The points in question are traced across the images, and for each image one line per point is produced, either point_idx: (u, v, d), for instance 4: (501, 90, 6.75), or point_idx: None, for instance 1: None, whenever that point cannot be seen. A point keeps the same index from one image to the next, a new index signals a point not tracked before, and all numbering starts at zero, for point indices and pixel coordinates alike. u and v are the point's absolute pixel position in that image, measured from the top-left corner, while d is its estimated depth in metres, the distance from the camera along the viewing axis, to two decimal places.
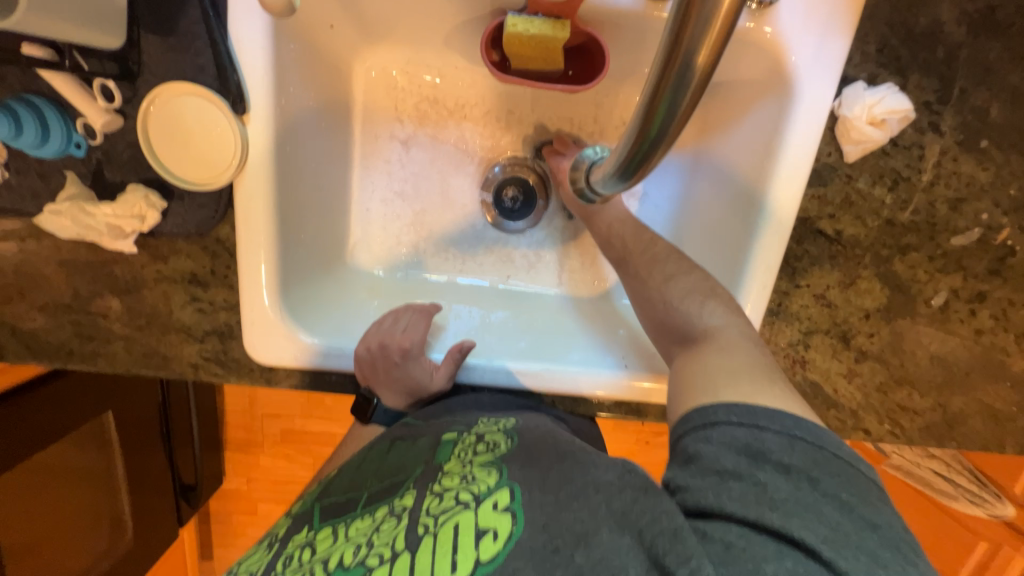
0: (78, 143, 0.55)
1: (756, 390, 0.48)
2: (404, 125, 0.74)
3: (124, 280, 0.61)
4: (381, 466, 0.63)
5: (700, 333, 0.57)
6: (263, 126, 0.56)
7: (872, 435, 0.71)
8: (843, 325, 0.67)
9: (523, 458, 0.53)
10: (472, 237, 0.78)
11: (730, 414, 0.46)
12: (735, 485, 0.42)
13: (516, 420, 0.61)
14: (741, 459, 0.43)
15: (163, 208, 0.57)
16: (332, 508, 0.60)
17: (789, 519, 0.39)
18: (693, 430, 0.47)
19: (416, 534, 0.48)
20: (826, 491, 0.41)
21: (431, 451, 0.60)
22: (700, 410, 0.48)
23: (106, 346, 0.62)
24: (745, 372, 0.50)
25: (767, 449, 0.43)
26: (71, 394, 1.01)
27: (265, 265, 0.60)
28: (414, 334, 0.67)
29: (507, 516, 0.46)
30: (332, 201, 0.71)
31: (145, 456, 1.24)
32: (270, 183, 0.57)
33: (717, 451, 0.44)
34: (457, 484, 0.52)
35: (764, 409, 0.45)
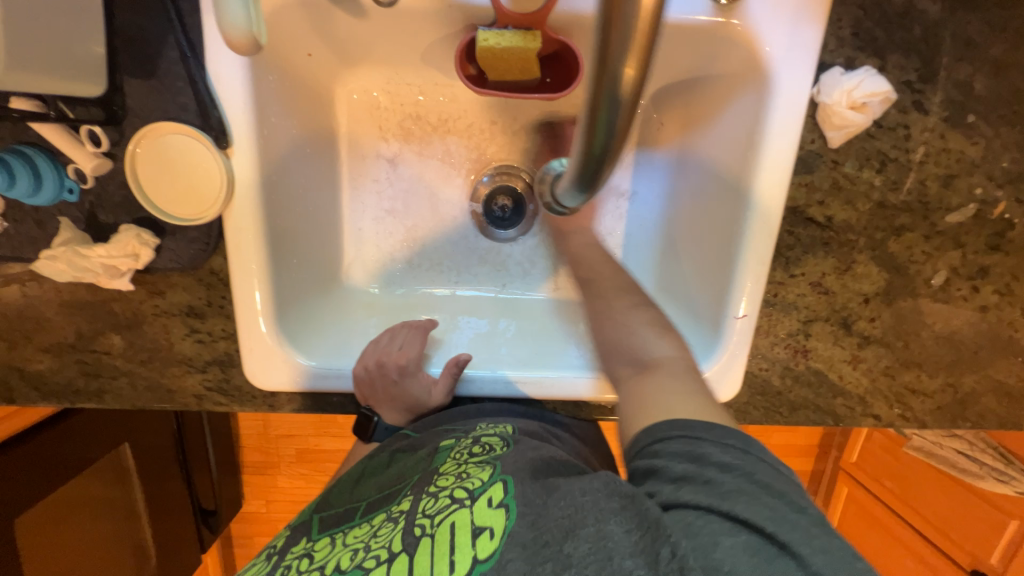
0: (71, 188, 0.56)
1: (703, 412, 0.47)
2: (389, 143, 0.75)
3: (124, 317, 0.62)
4: (382, 477, 0.64)
5: (649, 360, 0.54)
6: (247, 158, 0.57)
7: (883, 420, 0.71)
8: (843, 311, 0.67)
9: (517, 454, 0.54)
10: (465, 249, 0.78)
11: (671, 428, 0.45)
12: (685, 488, 0.41)
13: (513, 426, 0.62)
14: (687, 465, 0.43)
15: (156, 244, 0.58)
16: (329, 518, 0.61)
17: (739, 504, 0.40)
18: (642, 450, 0.46)
19: (412, 536, 0.49)
20: (765, 483, 0.41)
21: (428, 458, 0.61)
22: (647, 430, 0.47)
23: (110, 382, 0.64)
24: (694, 398, 0.49)
25: (706, 453, 0.43)
26: (86, 429, 1.03)
27: (259, 293, 0.61)
28: (409, 351, 0.68)
29: (501, 511, 0.46)
30: (323, 223, 0.72)
31: (163, 483, 1.26)
32: (257, 213, 0.58)
33: (668, 461, 0.43)
34: (452, 483, 0.53)
35: (702, 421, 0.45)
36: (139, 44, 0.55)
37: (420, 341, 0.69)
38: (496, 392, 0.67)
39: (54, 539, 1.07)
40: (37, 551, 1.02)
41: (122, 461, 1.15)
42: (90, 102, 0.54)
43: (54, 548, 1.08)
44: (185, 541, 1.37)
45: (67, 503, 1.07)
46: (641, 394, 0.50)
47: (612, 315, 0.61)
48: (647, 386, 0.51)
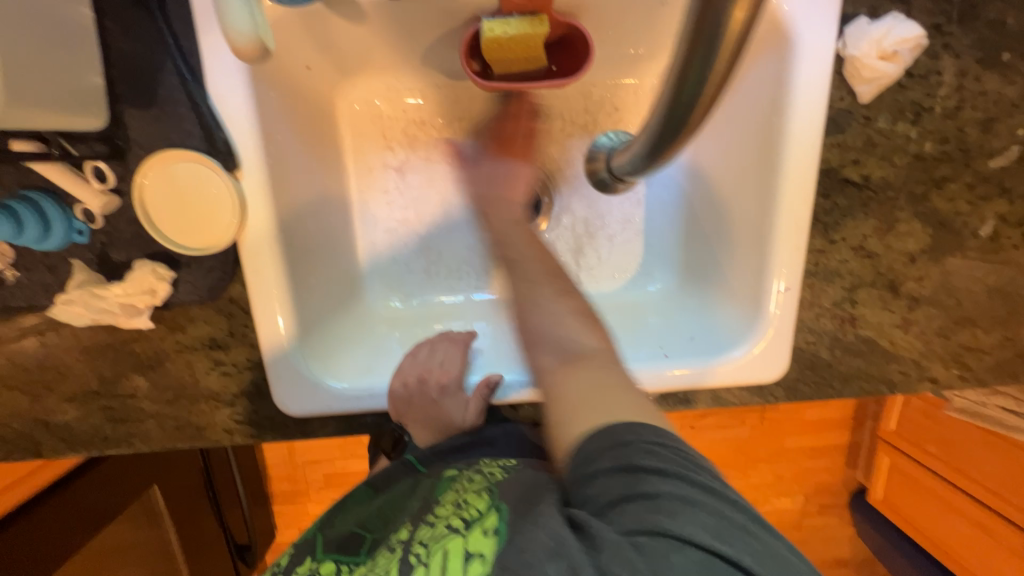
0: (81, 229, 0.54)
1: (614, 404, 0.47)
2: (395, 152, 0.74)
3: (146, 357, 0.60)
4: (389, 507, 0.60)
5: (578, 351, 0.51)
6: (257, 179, 0.55)
7: (941, 383, 0.68)
8: (888, 274, 0.64)
9: (516, 484, 0.50)
10: (482, 252, 0.76)
11: (603, 442, 0.44)
12: (620, 505, 0.41)
13: (516, 460, 0.57)
14: (620, 475, 0.42)
15: (172, 278, 0.56)
16: (333, 539, 0.59)
17: (682, 524, 0.39)
18: (574, 471, 0.45)
19: (407, 564, 0.46)
20: (697, 480, 0.42)
21: (433, 488, 0.58)
22: (576, 453, 0.45)
23: (139, 426, 0.62)
24: (614, 390, 0.48)
25: (625, 455, 0.43)
26: (115, 478, 1.01)
27: (283, 318, 0.59)
28: (452, 367, 0.67)
29: (491, 534, 0.43)
30: (336, 241, 0.70)
31: (195, 525, 1.24)
32: (273, 236, 0.56)
33: (605, 481, 0.42)
34: (449, 513, 0.49)
35: (626, 422, 0.44)
36: (138, 73, 0.53)
37: (462, 358, 0.68)
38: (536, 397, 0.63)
39: None
40: None
41: (153, 502, 1.12)
42: (91, 138, 0.52)
43: None
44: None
45: (103, 554, 1.05)
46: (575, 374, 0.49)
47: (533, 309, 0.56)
48: (578, 375, 0.49)
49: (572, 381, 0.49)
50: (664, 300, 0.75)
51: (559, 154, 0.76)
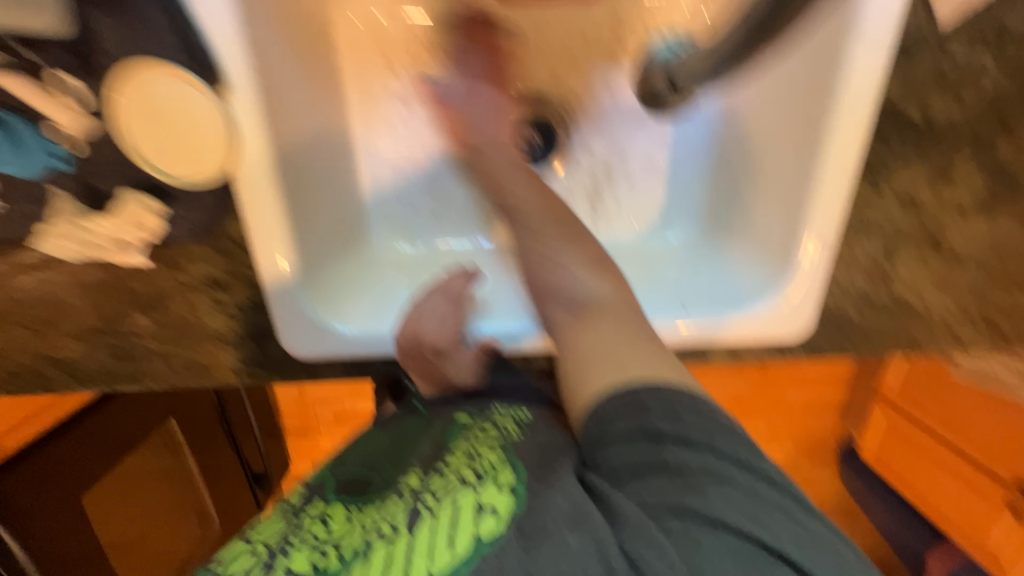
0: (62, 156, 0.50)
1: (625, 362, 0.49)
2: (400, 78, 0.69)
3: (146, 295, 0.57)
4: (394, 441, 0.57)
5: (592, 303, 0.54)
6: (249, 103, 0.49)
7: (967, 345, 0.65)
8: (934, 228, 0.59)
9: (533, 443, 0.50)
10: (491, 196, 0.69)
11: (614, 405, 0.46)
12: (646, 476, 0.44)
13: (530, 411, 0.56)
14: (645, 445, 0.44)
15: (166, 213, 0.52)
16: (337, 476, 0.53)
17: (709, 502, 0.41)
18: (590, 436, 0.47)
19: (415, 514, 0.44)
20: (725, 454, 0.43)
21: (443, 430, 0.55)
22: (591, 416, 0.48)
23: (146, 364, 0.61)
24: (637, 340, 0.51)
25: (647, 424, 0.44)
26: (125, 410, 1.04)
27: (285, 258, 0.56)
28: (448, 331, 0.60)
29: (509, 496, 0.44)
30: (338, 178, 0.66)
31: (213, 453, 1.31)
32: (270, 169, 0.52)
33: (625, 447, 0.45)
34: (461, 465, 0.48)
35: (643, 389, 0.46)
36: None
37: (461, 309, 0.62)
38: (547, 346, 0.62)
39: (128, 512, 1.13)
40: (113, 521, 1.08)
41: (172, 433, 1.17)
42: (62, 48, 0.47)
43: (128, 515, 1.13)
44: (244, 501, 1.45)
45: (132, 481, 1.11)
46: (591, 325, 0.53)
47: (549, 259, 0.58)
48: (594, 329, 0.52)
49: (586, 340, 0.52)
50: (683, 251, 0.70)
51: (580, 85, 0.71)
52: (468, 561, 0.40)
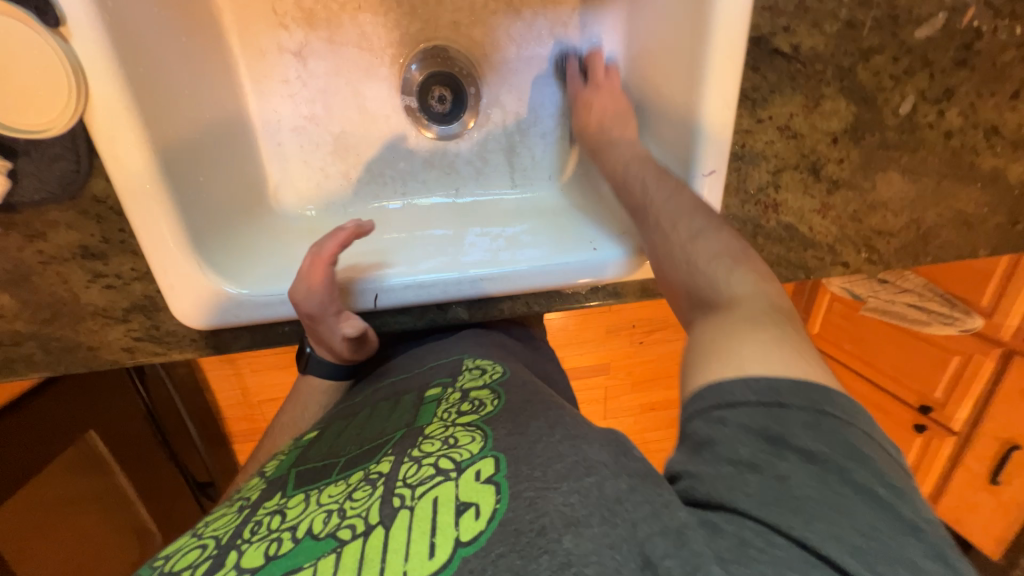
0: None
1: (777, 355, 0.42)
2: (291, 31, 0.66)
3: (4, 270, 0.52)
4: (369, 429, 0.59)
5: (722, 300, 0.49)
6: (89, 39, 0.44)
7: (851, 267, 0.71)
8: (812, 155, 0.63)
9: (509, 424, 0.49)
10: (406, 153, 0.75)
11: (749, 391, 0.40)
12: (724, 465, 0.38)
13: (502, 372, 0.64)
14: (763, 445, 0.38)
15: (8, 169, 0.47)
16: (307, 473, 0.54)
17: (807, 524, 0.33)
18: (703, 409, 0.41)
19: (391, 507, 0.42)
20: (857, 485, 0.35)
21: (413, 413, 0.59)
22: (714, 386, 0.42)
23: (18, 350, 0.55)
24: (776, 340, 0.43)
25: (773, 425, 0.38)
26: (46, 415, 0.93)
27: (163, 217, 0.52)
28: (315, 296, 0.58)
29: (490, 487, 0.41)
30: (236, 139, 0.65)
31: (151, 467, 1.22)
32: (130, 114, 0.47)
33: (733, 437, 0.38)
34: (438, 450, 0.47)
35: (790, 384, 0.40)
36: None
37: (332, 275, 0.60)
38: (461, 295, 0.63)
39: (43, 539, 1.01)
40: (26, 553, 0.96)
41: (94, 447, 1.07)
42: None
43: (43, 543, 1.01)
44: (187, 511, 1.37)
45: (43, 510, 1.00)
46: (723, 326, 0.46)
47: (677, 247, 0.55)
48: (732, 324, 0.46)
49: (718, 334, 0.46)
50: (594, 196, 0.75)
51: (483, 37, 0.72)
52: (450, 561, 0.36)
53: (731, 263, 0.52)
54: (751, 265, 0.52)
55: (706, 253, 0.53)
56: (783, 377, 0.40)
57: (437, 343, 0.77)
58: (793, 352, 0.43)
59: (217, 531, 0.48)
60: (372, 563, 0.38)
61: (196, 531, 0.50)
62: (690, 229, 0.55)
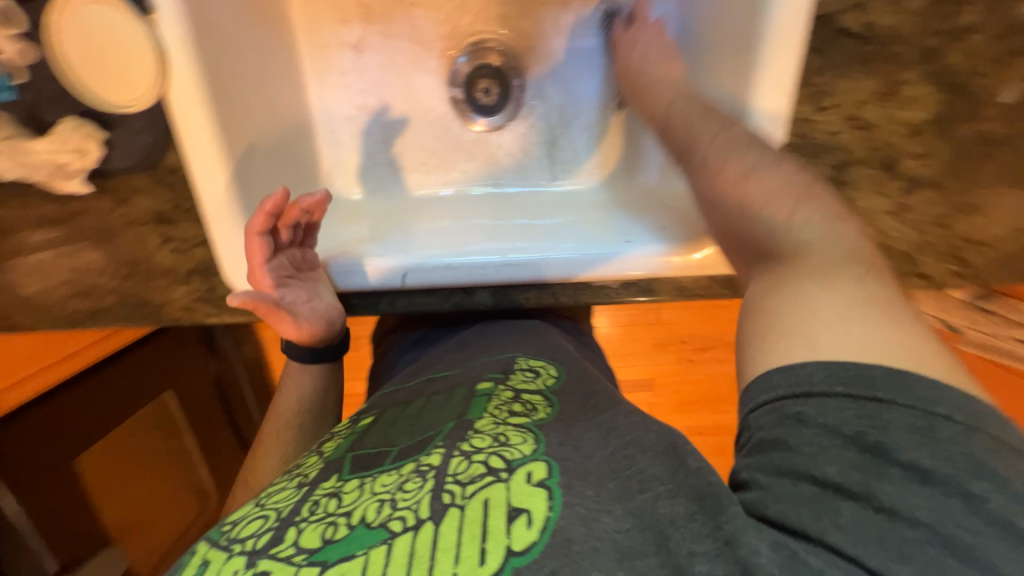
0: (4, 85, 0.52)
1: (856, 327, 0.38)
2: (351, 27, 0.70)
3: (97, 229, 0.60)
4: (420, 419, 0.60)
5: (786, 248, 0.45)
6: (174, 24, 0.50)
7: (934, 281, 0.62)
8: (885, 148, 0.57)
9: (563, 433, 0.51)
10: (450, 144, 0.77)
11: (833, 382, 0.36)
12: (804, 483, 0.36)
13: (558, 368, 0.66)
14: (853, 456, 0.35)
15: (105, 138, 0.54)
16: (360, 459, 0.55)
17: (906, 560, 0.31)
18: (779, 403, 0.38)
19: (441, 502, 0.44)
20: (975, 505, 0.31)
21: (463, 405, 0.59)
22: (785, 370, 0.38)
23: (100, 302, 0.63)
24: (857, 314, 0.39)
25: (862, 429, 0.35)
26: (133, 371, 1.04)
27: (223, 187, 0.57)
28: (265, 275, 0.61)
29: (542, 492, 0.43)
30: (296, 123, 0.70)
31: (213, 432, 1.33)
32: (202, 92, 0.53)
33: (818, 446, 0.35)
34: (487, 448, 0.48)
35: (884, 374, 0.36)
36: None
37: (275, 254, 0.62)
38: (474, 279, 0.64)
39: (121, 488, 1.14)
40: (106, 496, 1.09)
41: (169, 409, 1.19)
42: None
43: (121, 491, 1.14)
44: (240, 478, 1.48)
45: (122, 461, 1.12)
46: (783, 283, 0.43)
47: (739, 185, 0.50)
48: (797, 282, 0.42)
49: (779, 299, 0.42)
50: (636, 194, 0.75)
51: (531, 29, 0.73)
52: (500, 569, 0.38)
53: (794, 204, 0.47)
54: (819, 206, 0.47)
55: (761, 195, 0.48)
56: (850, 365, 0.36)
57: (469, 329, 0.80)
58: (877, 324, 0.38)
59: (280, 504, 0.51)
60: (423, 558, 0.40)
61: (261, 502, 0.53)
62: (738, 170, 0.50)
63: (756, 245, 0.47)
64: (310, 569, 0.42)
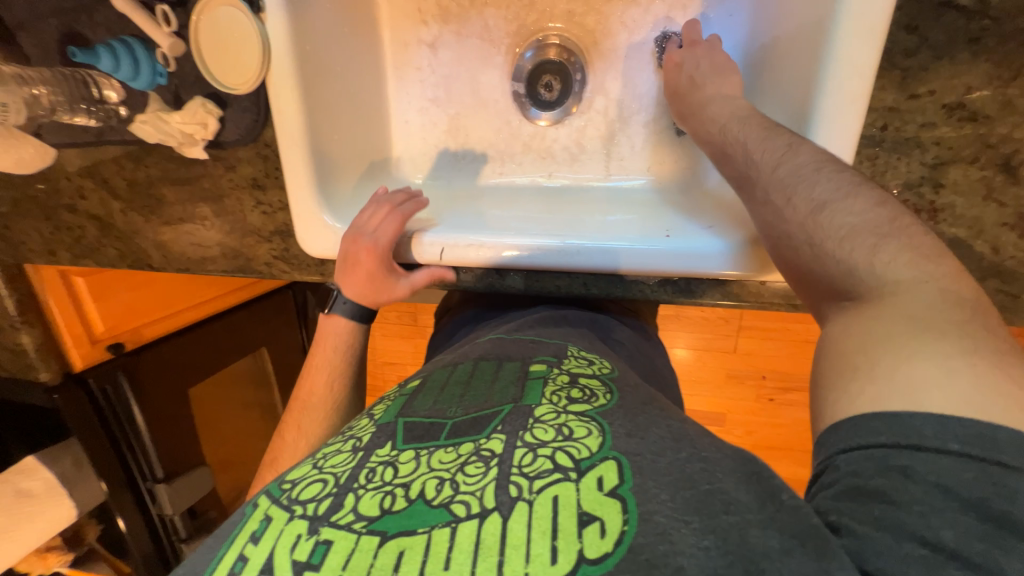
0: (161, 73, 0.67)
1: (972, 384, 0.34)
2: (429, 26, 0.77)
3: (211, 190, 0.73)
4: (473, 391, 0.53)
5: (877, 288, 0.41)
6: (278, 21, 0.62)
7: None
8: (1004, 146, 0.49)
9: (629, 423, 0.44)
10: (509, 138, 0.80)
11: (947, 437, 0.33)
12: (911, 543, 0.31)
13: (611, 370, 0.57)
14: (974, 523, 0.31)
15: (219, 115, 0.68)
16: (415, 427, 0.48)
17: None
18: (886, 453, 0.34)
19: (507, 494, 0.39)
20: None
21: (519, 387, 0.52)
22: (890, 418, 0.35)
23: (211, 251, 0.76)
24: (984, 371, 0.35)
25: (990, 497, 0.31)
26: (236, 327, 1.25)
27: (303, 158, 0.67)
28: (382, 240, 0.67)
29: (615, 503, 0.37)
30: (377, 114, 0.79)
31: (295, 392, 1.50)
32: (294, 78, 0.64)
33: (934, 509, 0.32)
34: (554, 441, 0.43)
35: (1009, 436, 0.32)
36: None
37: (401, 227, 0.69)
38: (505, 261, 0.66)
39: (222, 425, 1.33)
40: (211, 427, 1.28)
41: (262, 362, 1.39)
42: None
43: (223, 428, 1.33)
44: None
45: (226, 401, 1.32)
46: (881, 328, 0.38)
47: (819, 214, 0.45)
48: (893, 326, 0.38)
49: (881, 344, 0.38)
50: (693, 196, 0.72)
51: (596, 25, 0.74)
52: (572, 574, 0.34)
53: (874, 242, 0.42)
54: (906, 242, 0.42)
55: (833, 233, 0.44)
56: (967, 420, 0.33)
57: (514, 313, 0.81)
58: (992, 375, 0.34)
59: (335, 468, 0.45)
60: (489, 552, 0.36)
61: (314, 465, 0.47)
62: (810, 202, 0.46)
63: (833, 285, 0.44)
64: (370, 538, 0.38)
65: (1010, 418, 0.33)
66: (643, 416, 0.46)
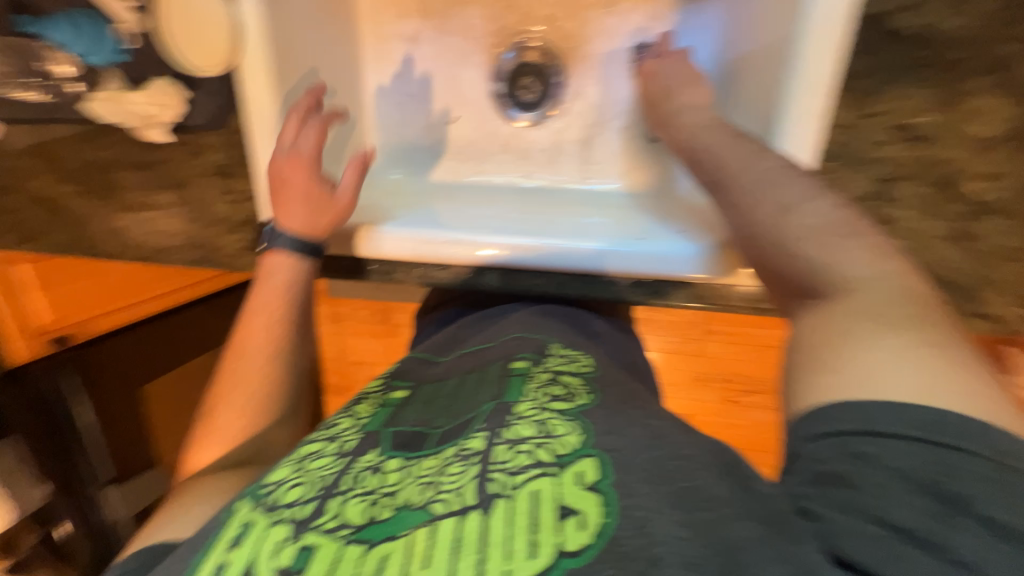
0: (122, 50, 0.65)
1: (924, 377, 0.37)
2: (410, 21, 0.76)
3: (174, 176, 0.70)
4: (460, 402, 0.54)
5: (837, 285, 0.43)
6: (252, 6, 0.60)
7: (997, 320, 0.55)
8: (943, 165, 0.53)
9: (608, 421, 0.45)
10: (488, 137, 0.80)
11: (901, 422, 0.36)
12: (873, 524, 0.34)
13: (594, 371, 0.57)
14: (930, 503, 0.33)
15: (187, 97, 0.65)
16: (402, 437, 0.50)
17: None
18: (850, 439, 0.37)
19: (488, 490, 0.39)
20: None
21: (499, 387, 0.53)
22: (848, 406, 0.37)
23: (170, 240, 0.73)
24: (933, 362, 0.37)
25: (939, 477, 0.34)
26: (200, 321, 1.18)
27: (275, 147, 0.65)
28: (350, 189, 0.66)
29: (594, 496, 0.38)
30: (355, 106, 0.78)
31: None
32: (268, 65, 0.63)
33: (895, 492, 0.34)
34: (534, 437, 0.43)
35: (958, 419, 0.35)
36: None
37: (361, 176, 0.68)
38: (479, 259, 0.66)
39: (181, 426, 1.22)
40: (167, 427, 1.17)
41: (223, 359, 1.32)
42: None
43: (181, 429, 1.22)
44: None
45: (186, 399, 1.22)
46: (840, 325, 0.41)
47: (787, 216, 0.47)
48: (852, 323, 0.40)
49: (840, 343, 0.40)
50: (666, 201, 0.73)
51: (575, 31, 0.75)
52: (552, 567, 0.34)
53: (833, 241, 0.45)
54: (863, 240, 0.45)
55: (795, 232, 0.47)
56: (921, 407, 0.36)
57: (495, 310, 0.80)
58: (937, 364, 0.37)
59: (318, 472, 0.45)
60: (469, 549, 0.35)
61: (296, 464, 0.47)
62: (775, 203, 0.49)
63: (798, 283, 0.46)
64: (354, 546, 0.37)
65: (958, 406, 0.35)
66: (618, 409, 0.47)
